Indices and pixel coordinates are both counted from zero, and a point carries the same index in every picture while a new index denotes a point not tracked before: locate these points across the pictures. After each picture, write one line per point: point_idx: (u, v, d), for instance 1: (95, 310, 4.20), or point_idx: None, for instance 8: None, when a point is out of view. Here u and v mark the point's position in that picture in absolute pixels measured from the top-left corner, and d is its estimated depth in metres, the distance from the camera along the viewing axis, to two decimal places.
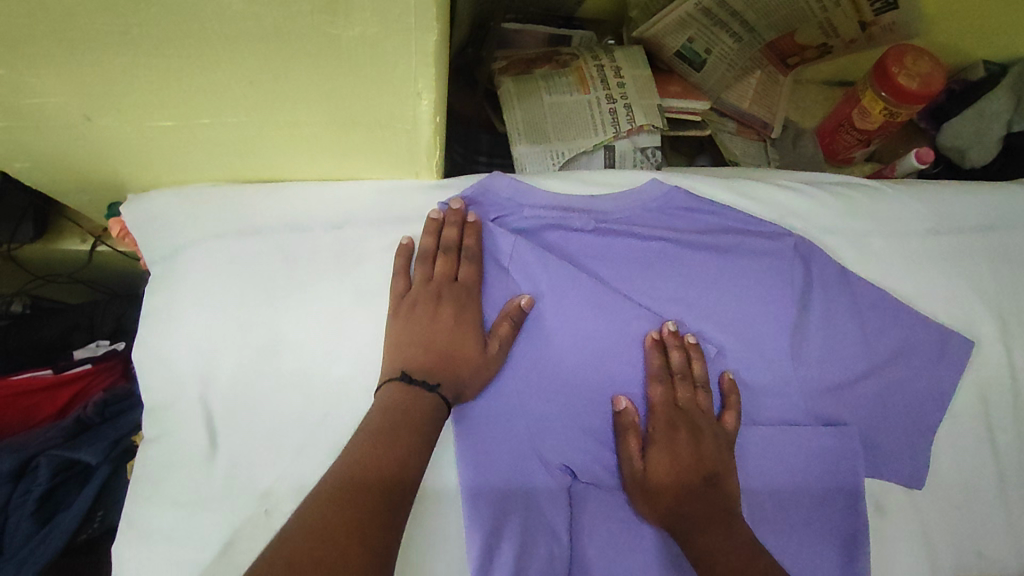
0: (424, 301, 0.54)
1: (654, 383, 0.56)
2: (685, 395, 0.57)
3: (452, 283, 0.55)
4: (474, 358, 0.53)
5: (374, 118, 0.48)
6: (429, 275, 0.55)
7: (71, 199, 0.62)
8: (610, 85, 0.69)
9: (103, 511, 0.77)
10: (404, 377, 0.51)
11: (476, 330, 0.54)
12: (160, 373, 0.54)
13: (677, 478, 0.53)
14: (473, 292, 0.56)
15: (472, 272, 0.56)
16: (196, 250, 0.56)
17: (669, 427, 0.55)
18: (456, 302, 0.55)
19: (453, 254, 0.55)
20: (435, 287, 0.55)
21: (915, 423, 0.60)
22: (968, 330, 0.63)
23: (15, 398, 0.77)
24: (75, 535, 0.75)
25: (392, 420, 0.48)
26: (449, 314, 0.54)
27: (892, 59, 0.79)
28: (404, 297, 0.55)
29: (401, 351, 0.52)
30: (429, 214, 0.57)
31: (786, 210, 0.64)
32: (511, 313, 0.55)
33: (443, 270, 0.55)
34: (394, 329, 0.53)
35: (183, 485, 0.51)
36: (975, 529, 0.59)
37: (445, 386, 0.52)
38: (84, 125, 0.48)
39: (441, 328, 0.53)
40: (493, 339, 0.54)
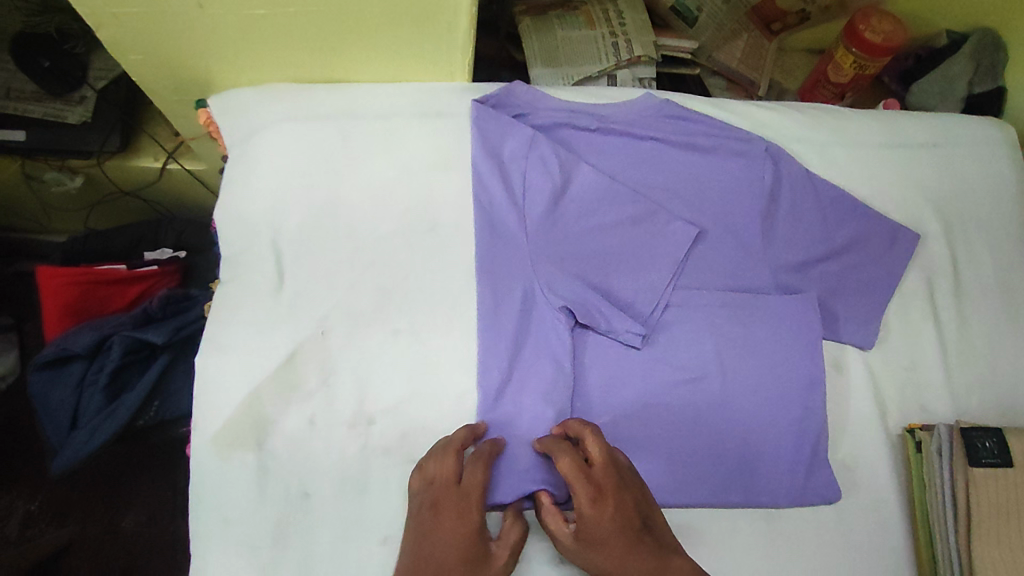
0: (426, 507, 0.55)
1: (561, 455, 0.56)
2: (600, 449, 0.56)
3: (455, 486, 0.55)
4: (481, 572, 0.52)
5: (423, 9, 0.60)
6: (431, 475, 0.56)
7: (165, 99, 0.75)
8: (613, 24, 0.81)
9: (159, 400, 0.90)
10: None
11: (481, 539, 0.54)
12: (237, 227, 0.66)
13: (616, 536, 0.52)
14: (476, 498, 0.55)
15: (476, 479, 0.55)
16: (268, 132, 0.68)
17: (594, 494, 0.54)
18: (458, 507, 0.54)
19: (455, 454, 0.57)
20: (436, 487, 0.55)
21: (869, 297, 0.70)
22: (915, 225, 0.74)
23: (93, 288, 0.89)
24: (135, 418, 0.89)
25: None
26: (449, 518, 0.53)
27: (859, 20, 0.91)
28: (414, 502, 0.56)
29: (411, 565, 0.51)
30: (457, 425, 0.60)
31: (761, 123, 0.75)
32: (488, 454, 0.58)
33: (446, 473, 0.56)
34: (408, 539, 0.54)
35: (254, 312, 0.63)
36: (918, 388, 0.69)
37: None
38: (196, 13, 0.61)
39: (445, 536, 0.53)
40: (502, 546, 0.56)
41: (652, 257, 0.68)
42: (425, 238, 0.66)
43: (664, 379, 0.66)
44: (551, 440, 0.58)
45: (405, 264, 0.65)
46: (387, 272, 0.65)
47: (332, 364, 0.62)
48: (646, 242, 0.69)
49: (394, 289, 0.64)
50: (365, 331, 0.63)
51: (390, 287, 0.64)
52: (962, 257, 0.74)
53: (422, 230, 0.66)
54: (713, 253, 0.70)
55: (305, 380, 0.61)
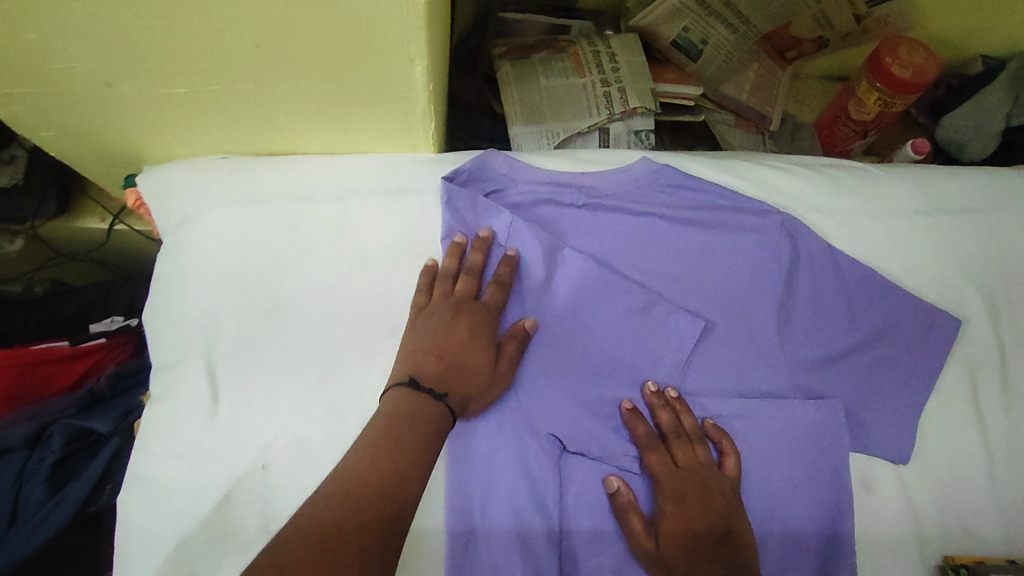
0: (441, 314, 0.55)
1: (650, 459, 0.57)
2: (688, 451, 0.57)
3: (472, 299, 0.57)
4: (483, 374, 0.54)
5: (373, 85, 0.50)
6: (448, 291, 0.57)
7: (91, 172, 0.65)
8: (604, 70, 0.72)
9: (111, 484, 0.79)
10: (411, 383, 0.52)
11: (490, 346, 0.55)
12: (169, 334, 0.57)
13: (691, 541, 0.54)
14: (493, 313, 0.57)
15: (496, 298, 0.57)
16: (205, 220, 0.59)
17: (677, 495, 0.55)
18: (474, 321, 0.56)
19: (474, 274, 0.57)
20: (453, 300, 0.56)
21: (902, 398, 0.61)
22: (955, 309, 0.64)
23: (29, 371, 0.81)
24: (85, 507, 0.77)
25: (402, 433, 0.49)
26: (464, 326, 0.55)
27: (887, 49, 0.80)
28: (422, 308, 0.56)
29: (414, 361, 0.53)
30: (455, 236, 0.58)
31: (776, 190, 0.65)
32: (516, 334, 0.57)
33: (464, 289, 0.57)
34: (407, 340, 0.55)
35: (184, 442, 0.54)
36: (959, 507, 0.59)
37: (452, 396, 0.52)
38: (104, 93, 0.50)
39: (455, 339, 0.54)
40: (501, 357, 0.56)
41: (650, 365, 0.60)
42: (384, 345, 0.56)
43: None
44: (643, 435, 0.57)
45: (365, 379, 0.56)
46: (340, 390, 0.55)
47: (275, 508, 0.52)
48: (642, 344, 0.60)
49: (347, 411, 0.55)
50: (314, 465, 0.53)
51: (343, 404, 0.55)
52: (1010, 344, 0.64)
53: (382, 333, 0.57)
54: (718, 351, 0.61)
55: (243, 527, 0.52)
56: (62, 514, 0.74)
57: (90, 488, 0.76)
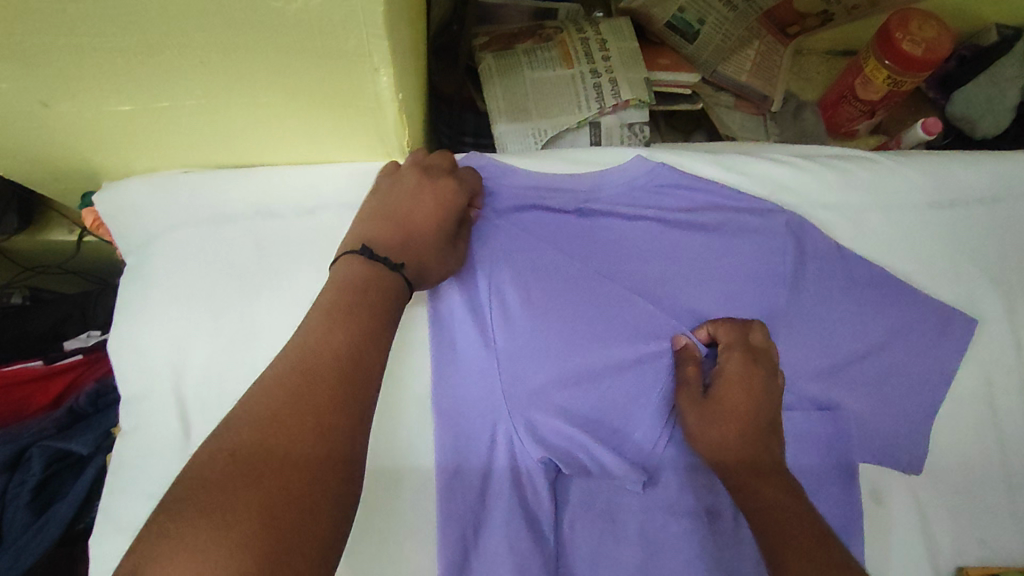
0: (409, 176, 0.52)
1: (689, 369, 0.54)
2: (736, 340, 0.54)
3: (444, 169, 0.53)
4: (437, 241, 0.51)
5: (334, 95, 0.45)
6: (420, 160, 0.53)
7: (49, 190, 0.61)
8: (594, 59, 0.68)
9: (98, 502, 0.75)
10: (364, 251, 0.48)
11: (453, 217, 0.52)
12: (135, 365, 0.54)
13: (749, 442, 0.51)
14: (466, 191, 0.53)
15: (470, 180, 0.54)
16: (168, 240, 0.55)
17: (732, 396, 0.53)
18: (444, 186, 0.52)
19: (448, 152, 0.55)
20: (423, 165, 0.53)
21: (914, 404, 0.57)
22: (970, 308, 0.60)
23: (7, 390, 0.77)
24: (73, 524, 0.73)
25: (355, 300, 0.45)
26: (431, 196, 0.51)
27: (895, 24, 0.72)
28: (389, 175, 0.54)
29: (372, 226, 0.51)
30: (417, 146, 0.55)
31: (779, 185, 0.60)
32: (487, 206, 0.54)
33: (438, 161, 0.54)
34: (371, 204, 0.52)
35: (159, 479, 0.51)
36: (976, 518, 0.56)
37: (410, 270, 0.50)
38: (43, 112, 0.46)
39: (417, 205, 0.51)
40: (459, 241, 0.53)
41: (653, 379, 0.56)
42: None
43: (667, 532, 0.54)
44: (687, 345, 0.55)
45: None
46: None
47: None
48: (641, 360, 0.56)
49: None
50: None
51: None
52: None
53: None
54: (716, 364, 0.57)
55: None
56: (49, 535, 0.70)
57: (77, 506, 0.72)
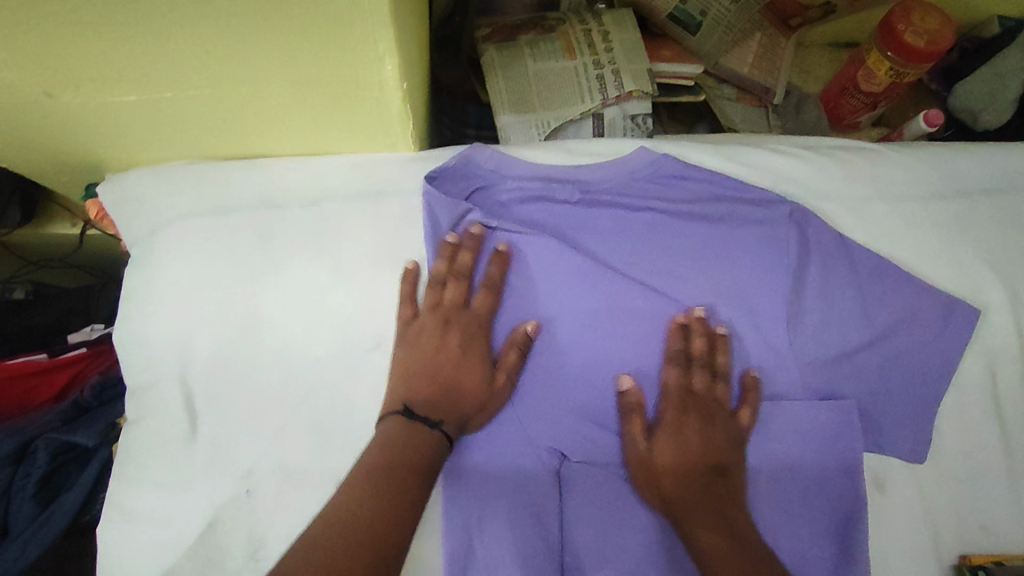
0: (433, 331, 0.53)
1: (631, 420, 0.54)
2: (677, 386, 0.55)
3: (463, 310, 0.54)
4: (480, 393, 0.53)
5: (338, 85, 0.46)
6: (438, 299, 0.54)
7: (52, 181, 0.61)
8: (597, 50, 0.68)
9: (103, 493, 0.76)
10: (405, 413, 0.50)
11: (485, 362, 0.54)
12: (140, 355, 0.54)
13: (683, 459, 0.54)
14: (483, 321, 0.55)
15: (487, 303, 0.55)
16: (172, 231, 0.55)
17: (680, 411, 0.55)
18: (465, 329, 0.54)
19: (465, 278, 0.54)
20: (443, 310, 0.54)
21: (917, 393, 0.57)
22: (973, 297, 0.60)
23: (11, 383, 0.77)
24: (78, 516, 0.74)
25: (394, 448, 0.48)
26: (456, 340, 0.54)
27: (898, 16, 0.72)
28: (410, 323, 0.53)
29: (410, 382, 0.52)
30: (446, 237, 0.54)
31: (782, 176, 0.60)
32: (521, 344, 0.54)
33: (454, 297, 0.54)
34: (398, 357, 0.53)
35: (165, 469, 0.52)
36: (978, 506, 0.56)
37: (448, 423, 0.51)
38: (47, 103, 0.46)
39: (448, 358, 0.53)
40: (498, 370, 0.54)
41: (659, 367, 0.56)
42: (367, 360, 0.54)
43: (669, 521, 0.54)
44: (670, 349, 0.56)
45: (349, 398, 0.53)
46: (325, 408, 0.52)
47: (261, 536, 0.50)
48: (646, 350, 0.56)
49: (334, 432, 0.52)
50: (299, 489, 0.51)
51: (330, 427, 0.52)
52: None
53: (366, 347, 0.54)
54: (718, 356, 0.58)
55: (229, 556, 0.50)
56: (56, 525, 0.71)
57: (82, 497, 0.73)
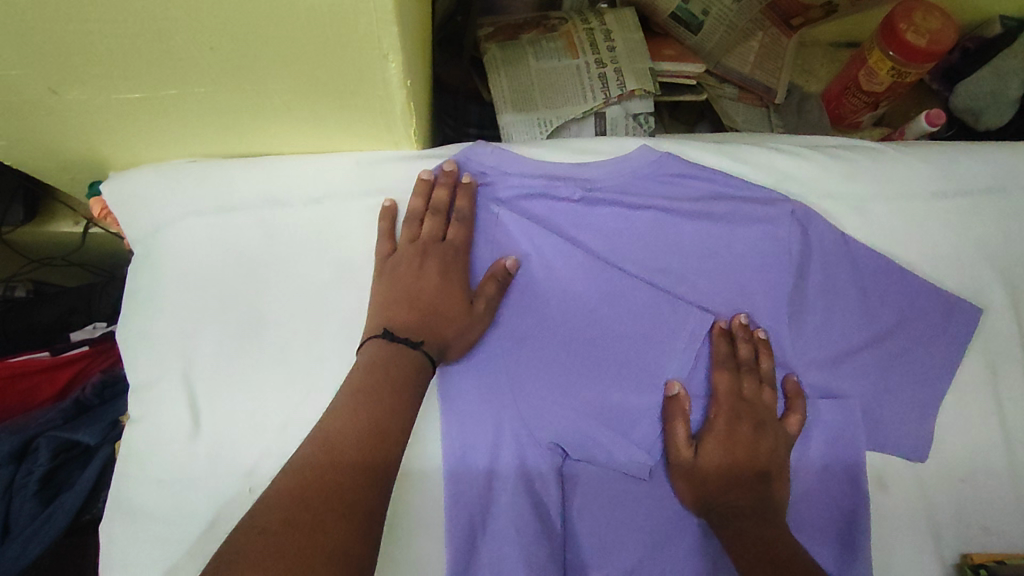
0: (410, 261, 0.53)
1: (675, 424, 0.54)
2: (729, 391, 0.55)
3: (439, 241, 0.55)
4: (460, 319, 0.52)
5: (342, 83, 0.46)
6: (416, 234, 0.55)
7: (56, 179, 0.61)
8: (599, 50, 0.68)
9: (104, 492, 0.76)
10: (387, 335, 0.50)
11: (464, 289, 0.54)
12: (142, 352, 0.54)
13: (732, 465, 0.53)
14: (460, 251, 0.55)
15: (461, 233, 0.55)
16: (176, 229, 0.55)
17: (732, 416, 0.55)
18: (443, 259, 0.54)
19: (441, 212, 0.55)
20: (420, 242, 0.54)
21: (919, 393, 0.57)
22: (975, 298, 0.60)
23: (12, 381, 0.77)
24: (79, 515, 0.74)
25: (373, 387, 0.47)
26: (434, 269, 0.54)
27: (900, 15, 0.72)
28: (389, 257, 0.54)
29: (388, 309, 0.52)
30: (421, 174, 0.56)
31: (785, 174, 0.60)
32: (498, 274, 0.54)
33: (432, 229, 0.54)
34: (377, 290, 0.53)
35: (167, 467, 0.52)
36: (981, 507, 0.56)
37: (429, 344, 0.51)
38: (52, 100, 0.46)
39: (427, 284, 0.53)
40: (478, 299, 0.53)
41: (665, 367, 0.56)
42: None
43: (670, 520, 0.55)
44: (719, 356, 0.56)
45: None
46: (327, 406, 0.53)
47: None
48: (648, 350, 0.56)
49: None
50: None
51: None
52: None
53: None
54: None
55: None
56: (56, 525, 0.71)
57: (84, 496, 0.73)
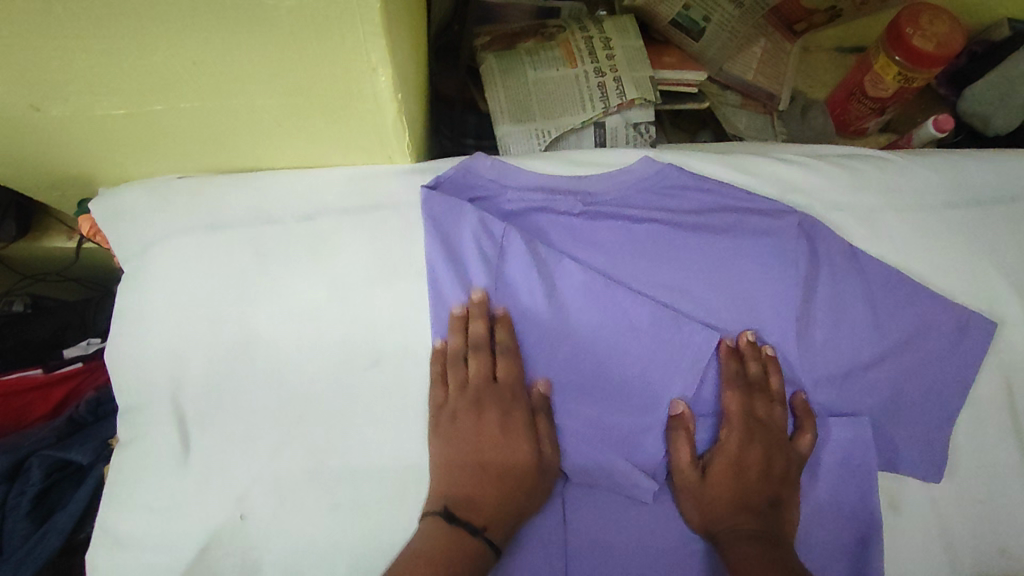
0: (464, 414, 0.51)
1: (679, 443, 0.53)
2: (740, 410, 0.54)
3: (490, 384, 0.52)
4: (527, 470, 0.51)
5: (331, 97, 0.44)
6: (463, 379, 0.52)
7: (45, 196, 0.60)
8: (598, 58, 0.66)
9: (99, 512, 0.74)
10: (444, 513, 0.48)
11: (524, 430, 0.52)
12: (131, 374, 0.52)
13: (740, 489, 0.52)
14: (515, 393, 0.52)
15: (512, 373, 0.52)
16: (164, 248, 0.54)
17: (745, 436, 0.53)
18: (499, 405, 0.52)
19: (483, 350, 0.52)
20: (472, 394, 0.52)
21: (932, 409, 0.55)
22: (990, 310, 0.58)
23: (7, 398, 0.76)
24: (73, 535, 0.72)
25: (443, 552, 0.46)
26: (493, 419, 0.52)
27: (906, 19, 0.71)
28: (442, 407, 0.52)
29: (450, 475, 0.50)
30: (453, 310, 0.53)
31: (791, 185, 0.59)
32: (540, 405, 0.53)
33: (478, 373, 0.52)
34: (434, 446, 0.51)
35: (156, 494, 0.50)
36: (1000, 528, 0.54)
37: (493, 525, 0.49)
38: (33, 116, 0.45)
39: (487, 441, 0.51)
40: (541, 439, 0.52)
41: (671, 387, 0.54)
42: (364, 380, 0.52)
43: (674, 542, 0.53)
44: (730, 374, 0.54)
45: (345, 417, 0.51)
46: (319, 428, 0.51)
47: (258, 560, 0.50)
48: (652, 368, 0.54)
49: (331, 454, 0.51)
50: (293, 513, 0.50)
51: (326, 449, 0.51)
52: None
53: (363, 366, 0.52)
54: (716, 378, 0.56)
55: None
56: (48, 547, 0.69)
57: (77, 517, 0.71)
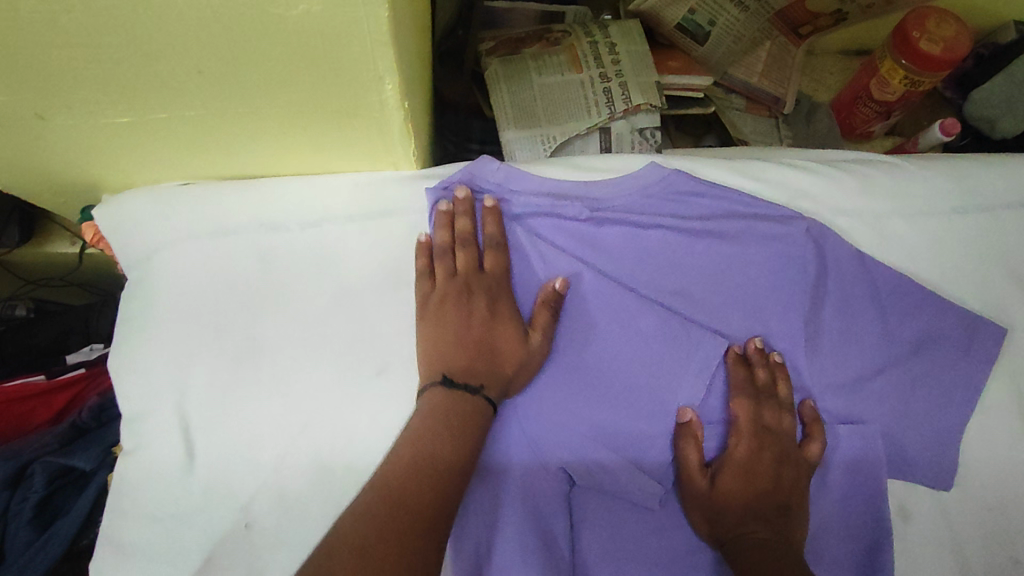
0: (454, 297, 0.51)
1: (688, 452, 0.52)
2: (748, 419, 0.53)
3: (480, 273, 0.52)
4: (518, 353, 0.51)
5: (337, 103, 0.44)
6: (451, 269, 0.52)
7: (49, 204, 0.60)
8: (603, 63, 0.66)
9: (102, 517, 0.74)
10: (444, 382, 0.48)
11: (515, 317, 0.52)
12: (134, 381, 0.52)
13: (751, 498, 0.51)
14: (502, 279, 0.53)
15: (499, 260, 0.53)
16: (169, 255, 0.54)
17: (754, 443, 0.53)
18: (490, 293, 0.52)
19: (471, 243, 0.53)
20: (461, 279, 0.52)
21: (942, 416, 0.55)
22: (998, 317, 0.57)
23: (9, 405, 0.76)
24: (76, 541, 0.72)
25: (426, 448, 0.45)
26: (482, 303, 0.52)
27: (912, 23, 0.70)
28: (430, 298, 0.52)
29: (441, 354, 0.50)
30: (439, 206, 0.53)
31: (798, 192, 0.58)
32: (547, 298, 0.53)
33: (466, 263, 0.52)
34: (424, 333, 0.51)
35: (160, 502, 0.50)
36: (1010, 537, 0.54)
37: (490, 389, 0.49)
38: (38, 125, 0.45)
39: (476, 322, 0.51)
40: (533, 329, 0.52)
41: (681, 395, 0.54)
42: (370, 387, 0.52)
43: (682, 551, 0.53)
44: (738, 382, 0.53)
45: (350, 425, 0.51)
46: (324, 435, 0.51)
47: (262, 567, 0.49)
48: (659, 376, 0.54)
49: (337, 463, 0.51)
50: (296, 523, 0.49)
51: (330, 456, 0.51)
52: None
53: (367, 373, 0.52)
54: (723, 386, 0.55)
55: None
56: (51, 553, 0.69)
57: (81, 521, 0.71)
